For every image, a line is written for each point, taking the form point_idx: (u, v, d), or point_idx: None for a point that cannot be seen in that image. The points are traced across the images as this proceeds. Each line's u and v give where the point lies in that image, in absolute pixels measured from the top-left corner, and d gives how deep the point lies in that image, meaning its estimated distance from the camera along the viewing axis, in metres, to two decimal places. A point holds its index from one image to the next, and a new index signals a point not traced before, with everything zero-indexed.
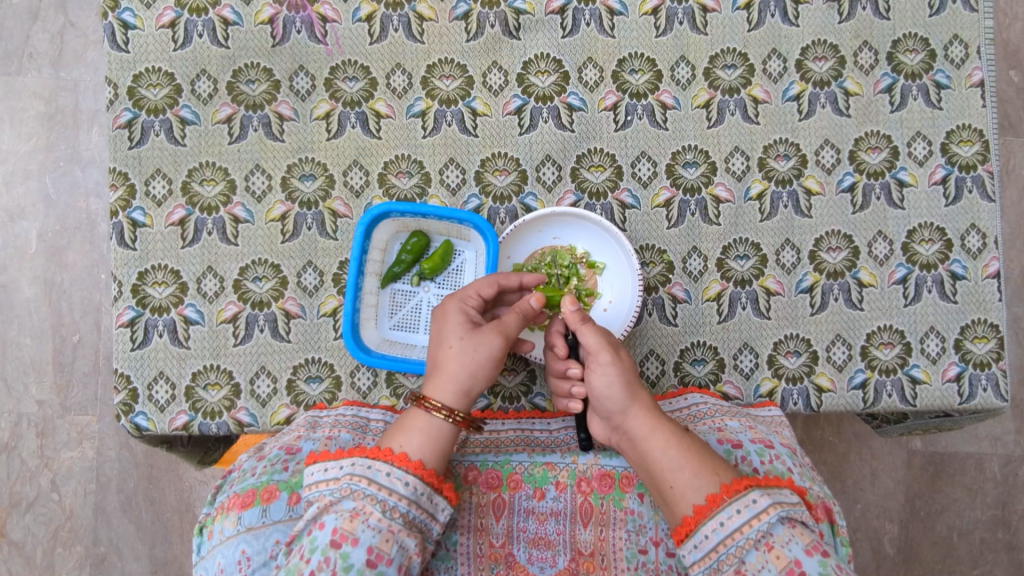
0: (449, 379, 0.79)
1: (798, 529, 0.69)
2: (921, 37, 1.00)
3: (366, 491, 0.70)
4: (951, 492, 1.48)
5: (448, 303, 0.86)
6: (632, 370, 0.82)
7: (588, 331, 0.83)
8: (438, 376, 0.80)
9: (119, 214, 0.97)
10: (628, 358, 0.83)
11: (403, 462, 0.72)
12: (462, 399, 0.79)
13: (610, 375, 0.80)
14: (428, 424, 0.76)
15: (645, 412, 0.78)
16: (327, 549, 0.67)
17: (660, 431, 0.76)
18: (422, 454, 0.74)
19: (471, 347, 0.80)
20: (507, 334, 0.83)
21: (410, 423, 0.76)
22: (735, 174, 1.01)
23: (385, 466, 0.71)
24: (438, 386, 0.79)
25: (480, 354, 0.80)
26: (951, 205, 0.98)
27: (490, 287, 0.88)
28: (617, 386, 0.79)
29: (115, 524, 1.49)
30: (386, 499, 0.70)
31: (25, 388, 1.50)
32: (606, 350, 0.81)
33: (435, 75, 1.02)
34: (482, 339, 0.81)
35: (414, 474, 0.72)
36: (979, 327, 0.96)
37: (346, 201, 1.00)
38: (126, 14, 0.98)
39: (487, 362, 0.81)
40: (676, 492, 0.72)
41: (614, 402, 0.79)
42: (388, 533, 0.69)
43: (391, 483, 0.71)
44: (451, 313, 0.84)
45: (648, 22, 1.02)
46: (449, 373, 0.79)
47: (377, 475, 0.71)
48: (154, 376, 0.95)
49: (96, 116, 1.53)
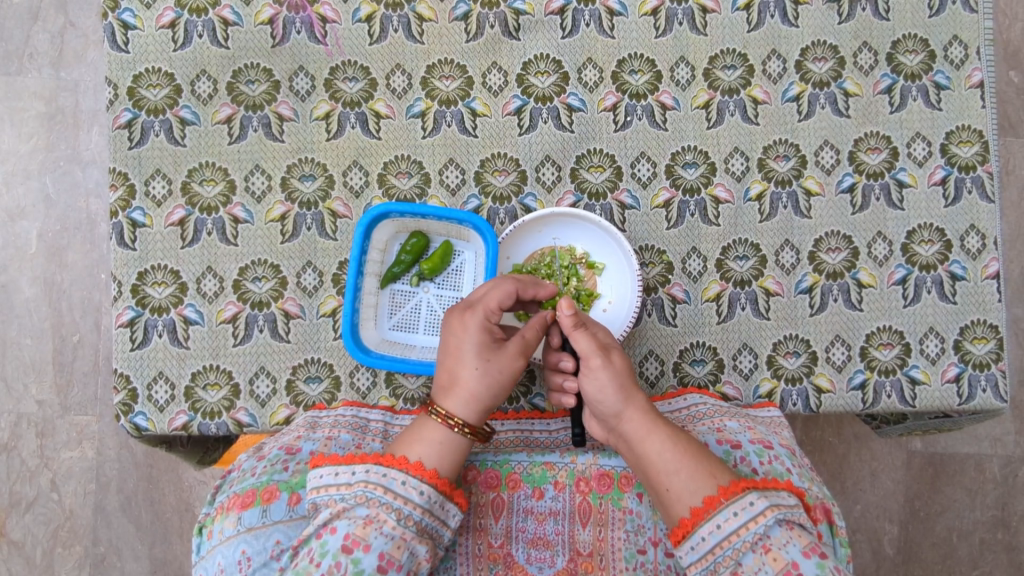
0: (474, 399, 0.79)
1: (795, 531, 0.69)
2: (921, 37, 1.00)
3: (381, 499, 0.70)
4: (951, 493, 1.48)
5: (469, 316, 0.83)
6: (627, 370, 0.80)
7: (579, 337, 0.81)
8: (458, 392, 0.79)
9: (118, 214, 0.97)
10: (621, 360, 0.81)
11: (418, 471, 0.72)
12: (483, 417, 0.80)
13: (602, 380, 0.78)
14: (447, 437, 0.76)
15: (641, 414, 0.77)
16: (338, 554, 0.68)
17: (656, 433, 0.75)
18: (437, 463, 0.73)
19: (495, 368, 0.80)
20: (527, 353, 0.84)
21: (426, 434, 0.76)
22: (734, 174, 1.01)
23: (400, 474, 0.71)
24: (458, 402, 0.78)
25: (506, 374, 0.81)
26: (951, 205, 0.98)
27: (511, 297, 0.85)
28: (609, 391, 0.78)
29: (115, 523, 1.49)
30: (401, 507, 0.70)
31: (25, 388, 1.50)
32: (598, 355, 0.79)
33: (434, 75, 1.02)
34: (506, 360, 0.81)
35: (429, 483, 0.72)
36: (978, 327, 0.96)
37: (345, 201, 1.00)
38: (126, 14, 0.98)
39: (507, 382, 0.81)
40: (671, 495, 0.72)
41: (608, 406, 0.78)
42: (401, 541, 0.69)
43: (406, 491, 0.71)
44: (473, 327, 0.82)
45: (648, 22, 1.02)
46: (473, 393, 0.79)
47: (392, 483, 0.71)
48: (154, 376, 0.95)
49: (96, 117, 1.53)
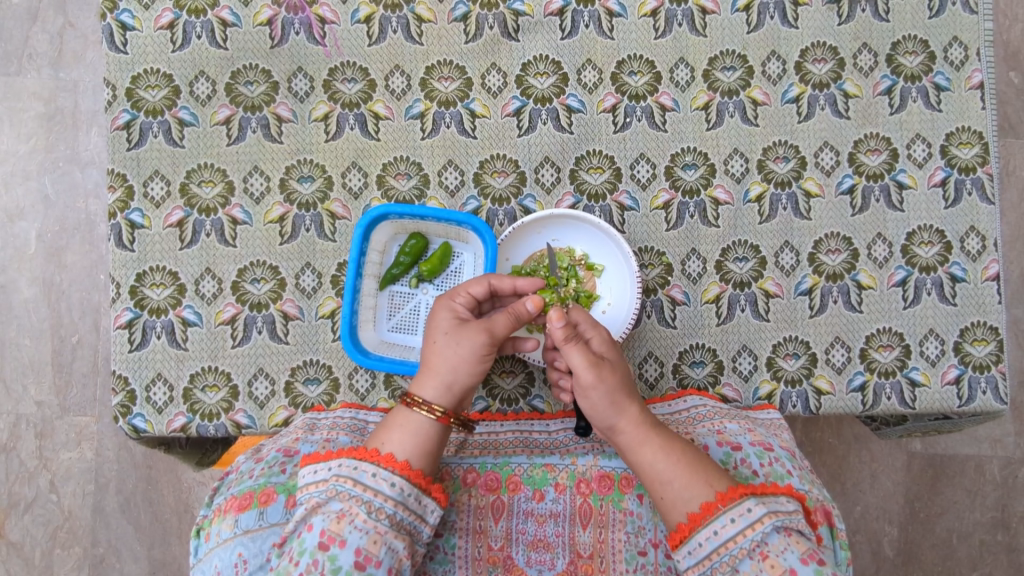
0: (433, 375, 0.79)
1: (793, 538, 0.69)
2: (921, 38, 1.00)
3: (351, 492, 0.70)
4: (951, 494, 1.48)
5: (439, 301, 0.86)
6: (620, 383, 0.78)
7: (571, 349, 0.78)
8: (424, 372, 0.80)
9: (117, 216, 0.97)
10: (613, 375, 0.78)
11: (389, 463, 0.72)
12: (445, 394, 0.78)
13: (593, 397, 0.77)
14: (409, 420, 0.76)
15: (634, 424, 0.76)
16: (315, 551, 0.68)
17: (649, 444, 0.74)
18: (408, 454, 0.73)
19: (454, 342, 0.80)
20: (494, 331, 0.80)
21: (393, 420, 0.77)
22: (734, 175, 1.01)
23: (371, 467, 0.71)
24: (422, 382, 0.79)
25: (465, 349, 0.79)
26: (951, 207, 0.98)
27: (480, 286, 0.86)
28: (600, 406, 0.76)
29: (114, 525, 1.49)
30: (372, 500, 0.70)
31: (24, 388, 1.50)
32: (589, 371, 0.77)
33: (433, 76, 1.02)
34: (466, 335, 0.80)
35: (401, 475, 0.71)
36: (978, 330, 0.96)
37: (344, 202, 1.00)
38: (125, 15, 0.98)
39: (470, 358, 0.79)
40: (666, 502, 0.73)
41: (601, 418, 0.77)
42: (376, 535, 0.69)
43: (377, 484, 0.70)
44: (440, 311, 0.84)
45: (647, 23, 1.02)
46: (434, 368, 0.79)
47: (363, 476, 0.70)
48: (153, 377, 0.95)
49: (96, 116, 1.53)
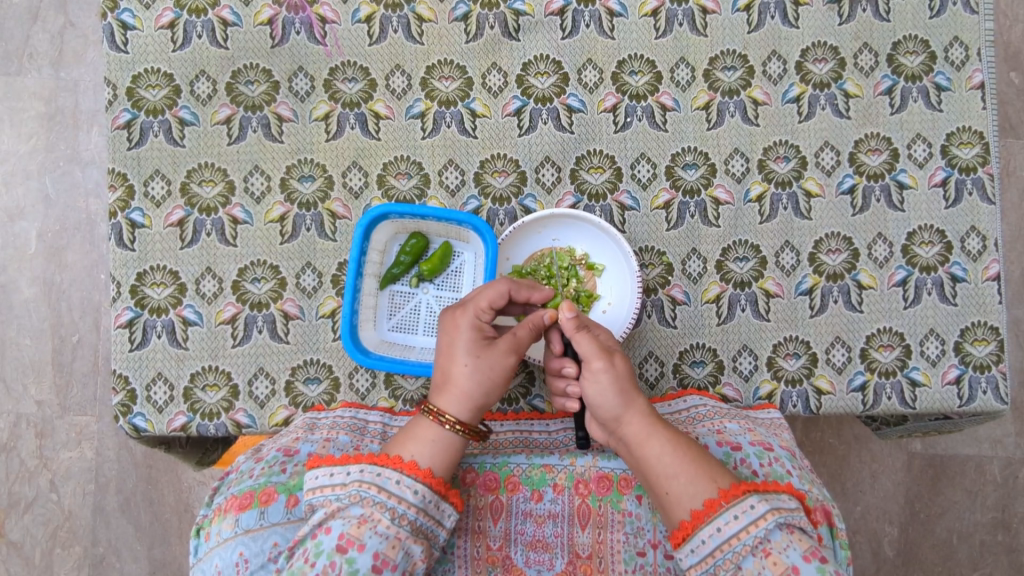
0: (465, 397, 0.78)
1: (796, 535, 0.69)
2: (921, 38, 1.00)
3: (375, 498, 0.70)
4: (951, 494, 1.48)
5: (460, 314, 0.83)
6: (628, 373, 0.79)
7: (582, 339, 0.80)
8: (452, 391, 0.79)
9: (118, 215, 0.97)
10: (625, 362, 0.80)
11: (413, 471, 0.72)
12: (476, 414, 0.79)
13: (602, 383, 0.78)
14: (440, 435, 0.76)
15: (642, 418, 0.76)
16: (333, 553, 0.67)
17: (656, 438, 0.75)
18: (431, 462, 0.74)
19: (486, 366, 0.80)
20: (521, 349, 0.82)
21: (421, 432, 0.76)
22: (735, 175, 1.01)
23: (394, 474, 0.71)
24: (453, 402, 0.78)
25: (497, 372, 0.80)
26: (951, 207, 0.98)
27: (503, 296, 0.83)
28: (608, 395, 0.77)
29: (114, 524, 1.49)
30: (395, 507, 0.70)
31: (24, 388, 1.50)
32: (601, 358, 0.78)
33: (434, 76, 1.02)
34: (496, 358, 0.80)
35: (423, 482, 0.72)
36: (978, 329, 0.96)
37: (345, 202, 1.00)
38: (125, 14, 0.98)
39: (501, 380, 0.80)
40: (671, 498, 0.72)
41: (608, 409, 0.77)
42: (395, 541, 0.69)
43: (400, 491, 0.71)
44: (462, 326, 0.82)
45: (647, 23, 1.02)
46: (464, 390, 0.79)
47: (386, 483, 0.71)
48: (152, 377, 0.95)
49: (96, 116, 1.53)
